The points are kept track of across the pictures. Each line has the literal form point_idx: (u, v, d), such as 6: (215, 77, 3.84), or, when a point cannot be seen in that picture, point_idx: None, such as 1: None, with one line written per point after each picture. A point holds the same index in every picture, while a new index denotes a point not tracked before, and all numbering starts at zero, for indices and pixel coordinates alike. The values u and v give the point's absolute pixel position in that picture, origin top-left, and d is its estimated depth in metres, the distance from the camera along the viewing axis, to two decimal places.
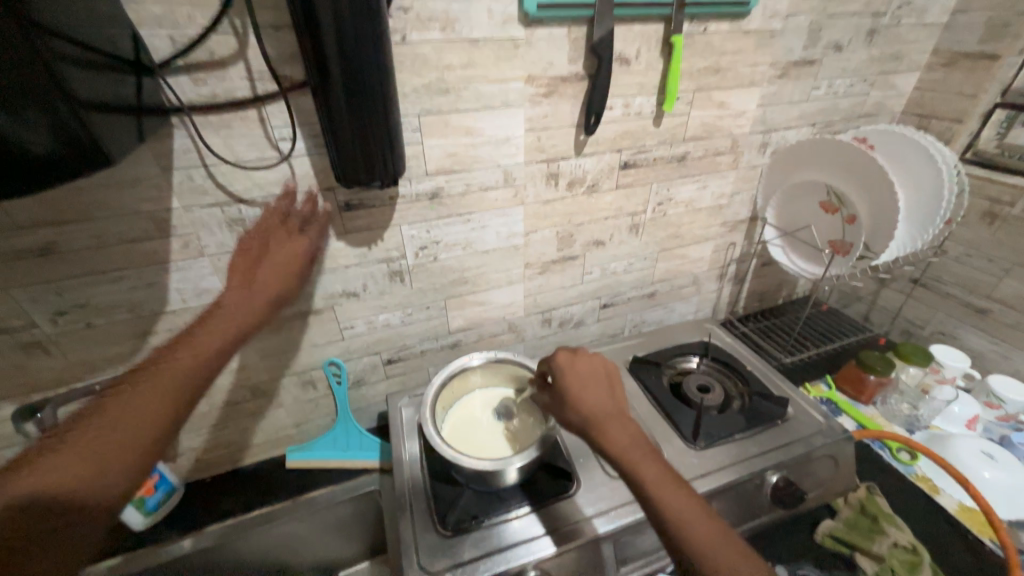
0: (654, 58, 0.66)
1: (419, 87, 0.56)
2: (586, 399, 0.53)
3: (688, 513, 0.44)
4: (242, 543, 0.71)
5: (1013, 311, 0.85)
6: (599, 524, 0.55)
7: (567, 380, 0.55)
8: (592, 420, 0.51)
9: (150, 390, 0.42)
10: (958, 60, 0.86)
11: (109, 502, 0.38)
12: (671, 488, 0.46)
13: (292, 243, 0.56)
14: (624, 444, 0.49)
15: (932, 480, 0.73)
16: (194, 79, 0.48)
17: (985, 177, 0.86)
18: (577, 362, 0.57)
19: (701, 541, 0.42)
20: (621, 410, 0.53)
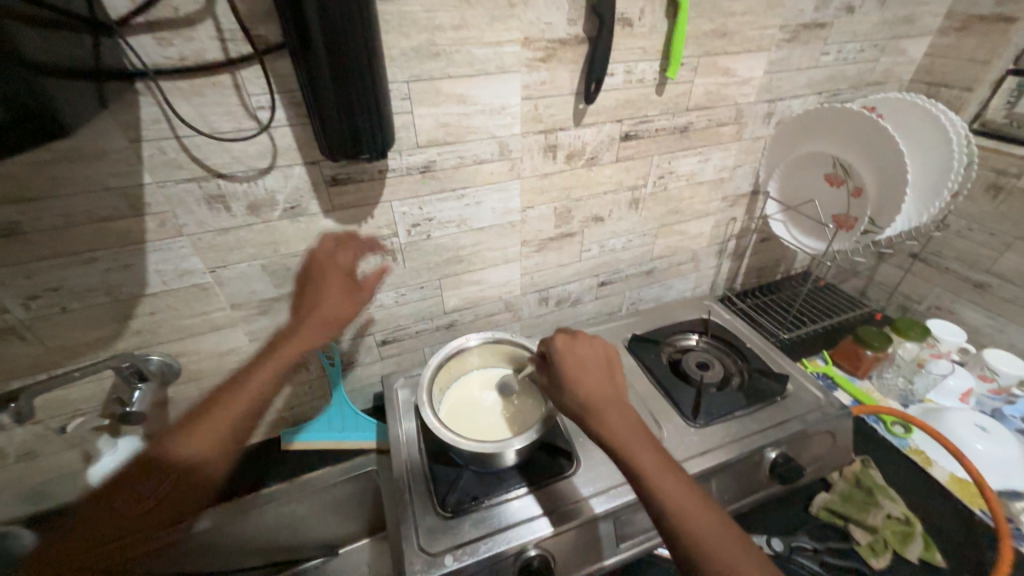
0: (659, 20, 0.62)
1: (408, 50, 0.52)
2: (583, 383, 0.52)
3: (682, 495, 0.44)
4: (240, 525, 0.71)
5: (1012, 285, 0.85)
6: (597, 504, 0.54)
7: (565, 364, 0.54)
8: (589, 404, 0.51)
9: (245, 389, 0.50)
10: (972, 24, 0.82)
11: (199, 455, 0.46)
12: (666, 471, 0.46)
13: (341, 260, 0.60)
14: (619, 428, 0.49)
15: (925, 452, 0.74)
16: (159, 39, 0.44)
17: (993, 148, 0.83)
18: (576, 347, 0.56)
19: (694, 523, 0.42)
20: (618, 395, 0.52)
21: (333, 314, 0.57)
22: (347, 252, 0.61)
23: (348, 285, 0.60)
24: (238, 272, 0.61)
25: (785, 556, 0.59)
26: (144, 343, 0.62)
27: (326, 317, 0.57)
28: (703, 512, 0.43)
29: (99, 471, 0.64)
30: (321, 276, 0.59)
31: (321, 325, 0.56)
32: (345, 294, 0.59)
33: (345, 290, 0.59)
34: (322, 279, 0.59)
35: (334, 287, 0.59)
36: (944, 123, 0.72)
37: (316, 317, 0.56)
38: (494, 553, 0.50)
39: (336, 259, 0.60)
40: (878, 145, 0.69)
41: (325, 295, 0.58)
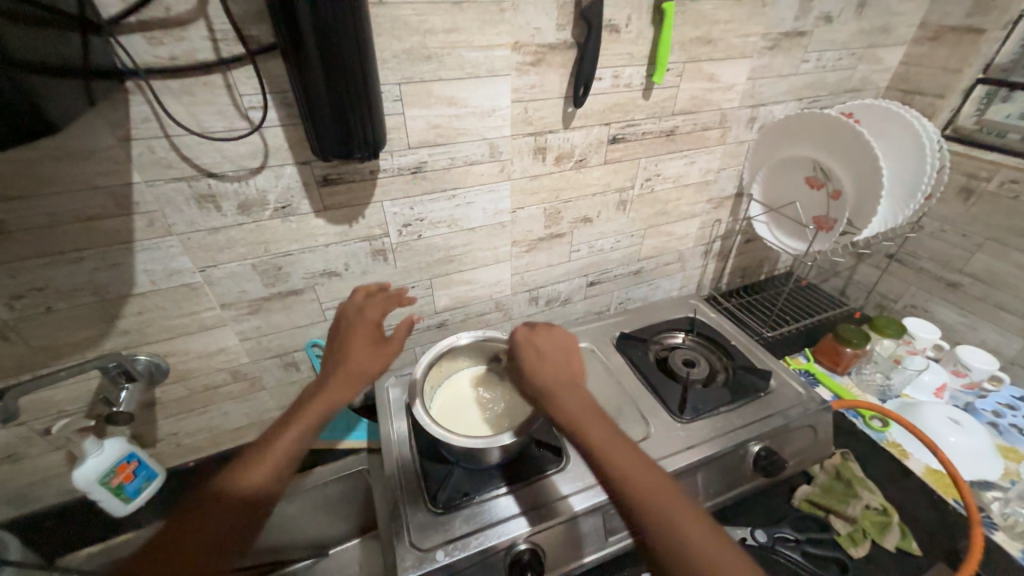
0: (645, 26, 0.64)
1: (400, 53, 0.53)
2: (541, 372, 0.55)
3: (634, 467, 0.45)
4: None
5: (983, 284, 0.88)
6: (576, 501, 0.55)
7: (525, 356, 0.57)
8: (546, 390, 0.53)
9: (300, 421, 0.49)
10: (944, 34, 0.86)
11: (255, 490, 0.44)
12: (618, 445, 0.47)
13: (368, 315, 0.60)
14: (574, 408, 0.50)
15: (902, 445, 0.77)
16: (150, 39, 0.44)
17: (964, 153, 0.87)
18: (536, 341, 0.59)
19: (647, 492, 0.43)
20: (575, 381, 0.54)
21: (362, 368, 0.54)
22: (375, 306, 0.61)
23: (374, 338, 0.58)
24: (228, 272, 0.61)
25: (769, 547, 0.60)
26: (131, 344, 0.61)
27: (355, 371, 0.54)
28: (655, 481, 0.44)
29: (90, 475, 0.62)
30: (347, 333, 0.58)
31: (349, 381, 0.53)
32: (372, 345, 0.57)
33: (372, 343, 0.57)
34: (347, 336, 0.57)
35: (360, 343, 0.56)
36: (917, 128, 0.74)
37: (344, 372, 0.53)
38: (485, 548, 0.50)
39: (363, 313, 0.60)
40: (855, 150, 0.72)
41: (350, 351, 0.55)
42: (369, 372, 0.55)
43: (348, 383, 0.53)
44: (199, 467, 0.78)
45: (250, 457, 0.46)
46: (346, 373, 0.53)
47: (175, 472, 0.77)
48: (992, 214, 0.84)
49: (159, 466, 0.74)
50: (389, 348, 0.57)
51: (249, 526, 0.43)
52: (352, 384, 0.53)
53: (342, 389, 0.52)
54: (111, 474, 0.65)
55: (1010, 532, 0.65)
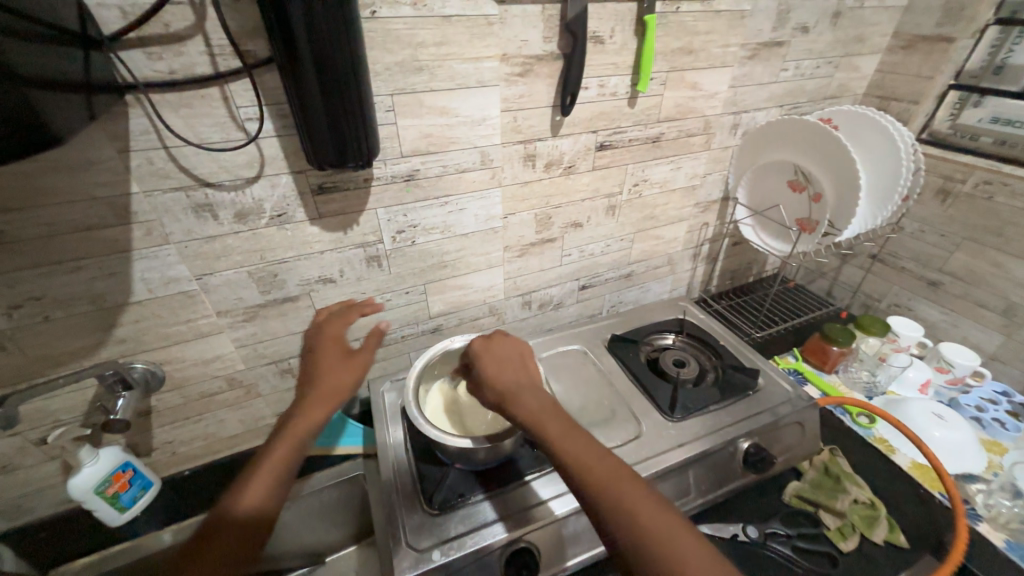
0: (628, 38, 0.66)
1: (392, 65, 0.55)
2: (499, 375, 0.54)
3: (595, 462, 0.46)
4: None
5: (962, 282, 0.91)
6: (555, 506, 0.55)
7: (481, 362, 0.56)
8: (505, 392, 0.52)
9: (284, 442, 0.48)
10: (916, 43, 0.89)
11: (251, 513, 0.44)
12: (578, 441, 0.47)
13: (334, 331, 0.58)
14: (534, 408, 0.50)
15: (888, 441, 0.79)
16: (149, 54, 0.46)
17: (939, 156, 0.90)
18: (491, 345, 0.58)
19: (608, 485, 0.44)
20: (532, 381, 0.54)
21: (336, 384, 0.53)
22: (341, 320, 0.59)
23: (342, 352, 0.56)
24: (224, 279, 0.62)
25: (759, 543, 0.61)
26: (128, 352, 0.62)
27: (328, 387, 0.53)
28: (617, 477, 0.45)
29: (84, 483, 0.63)
30: (314, 352, 0.56)
31: (325, 397, 0.52)
32: (342, 360, 0.55)
33: (341, 358, 0.55)
34: (315, 355, 0.55)
35: (330, 359, 0.55)
36: (892, 132, 0.77)
37: (317, 390, 0.52)
38: (481, 547, 0.51)
39: (329, 330, 0.58)
40: (834, 154, 0.74)
41: (320, 370, 0.54)
42: (343, 386, 0.53)
43: (323, 400, 0.52)
44: (194, 475, 0.78)
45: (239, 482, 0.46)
46: (321, 390, 0.52)
47: (171, 481, 0.77)
48: (968, 214, 0.87)
49: (154, 475, 0.75)
50: (362, 358, 0.56)
51: (250, 546, 0.43)
52: (329, 400, 0.52)
53: (318, 406, 0.51)
54: (106, 484, 0.66)
55: (994, 523, 0.67)
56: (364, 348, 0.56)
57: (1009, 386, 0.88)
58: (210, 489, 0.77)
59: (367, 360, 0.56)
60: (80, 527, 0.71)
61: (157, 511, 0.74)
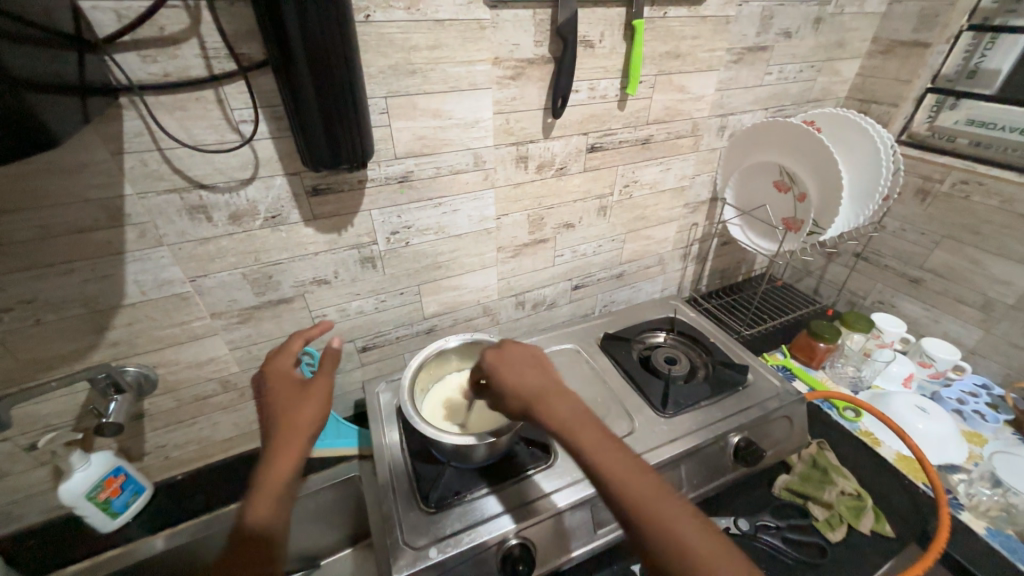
0: (618, 42, 0.68)
1: (386, 68, 0.55)
2: (524, 382, 0.54)
3: (631, 475, 0.46)
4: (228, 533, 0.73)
5: (942, 279, 0.94)
6: (558, 498, 0.56)
7: (504, 369, 0.55)
8: (532, 400, 0.52)
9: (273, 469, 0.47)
10: (894, 48, 0.92)
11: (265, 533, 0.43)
12: (611, 452, 0.48)
13: (282, 367, 0.57)
14: (565, 419, 0.50)
15: (874, 434, 0.81)
16: (143, 56, 0.46)
17: (918, 157, 0.93)
18: (511, 352, 0.58)
19: (644, 500, 0.44)
20: (559, 389, 0.54)
21: (303, 411, 0.51)
22: (284, 354, 0.58)
23: (299, 382, 0.55)
24: (219, 281, 0.62)
25: (750, 535, 0.63)
26: (120, 355, 0.62)
27: (297, 417, 0.51)
28: (651, 488, 0.45)
29: (76, 488, 0.63)
30: (269, 391, 0.54)
31: (296, 427, 0.50)
32: (300, 388, 0.54)
33: (298, 386, 0.54)
34: (270, 392, 0.54)
35: (285, 391, 0.54)
36: (873, 134, 0.80)
37: (285, 424, 0.50)
38: (476, 543, 0.52)
39: (277, 366, 0.56)
40: (816, 155, 0.76)
41: (280, 403, 0.52)
42: (311, 411, 0.52)
43: (296, 429, 0.50)
44: (188, 480, 0.78)
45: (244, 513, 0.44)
46: (289, 422, 0.50)
47: (164, 486, 0.77)
48: (947, 213, 0.90)
49: (147, 480, 0.74)
50: (322, 380, 0.55)
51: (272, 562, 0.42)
52: (302, 428, 0.50)
53: (292, 436, 0.49)
54: (98, 489, 0.66)
55: (975, 512, 0.69)
56: (318, 373, 0.56)
57: (988, 378, 0.91)
58: (203, 494, 0.76)
59: (325, 381, 0.55)
60: (71, 533, 0.70)
61: (150, 516, 0.73)
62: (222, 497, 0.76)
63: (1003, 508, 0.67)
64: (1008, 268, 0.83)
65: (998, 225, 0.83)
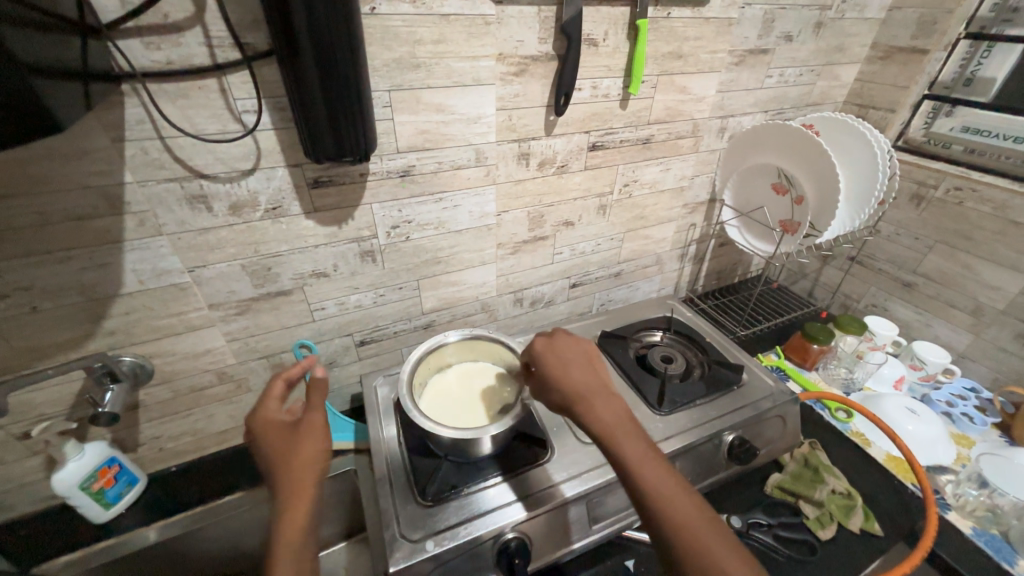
0: (621, 41, 0.68)
1: (390, 61, 0.55)
2: (569, 379, 0.55)
3: (666, 485, 0.46)
4: (224, 522, 0.73)
5: (934, 284, 0.95)
6: (567, 488, 0.57)
7: (551, 363, 0.57)
8: (576, 398, 0.53)
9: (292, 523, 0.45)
10: (893, 54, 0.93)
11: None
12: (649, 460, 0.48)
13: (267, 411, 0.53)
14: (606, 420, 0.51)
15: (864, 434, 0.82)
16: (147, 43, 0.45)
17: (913, 163, 0.94)
18: (562, 347, 0.59)
19: (676, 512, 0.44)
20: (605, 390, 0.55)
21: (306, 456, 0.49)
22: (269, 398, 0.54)
23: (291, 424, 0.51)
24: (217, 272, 0.61)
25: (743, 532, 0.63)
26: (117, 344, 0.61)
27: (301, 464, 0.48)
28: (683, 500, 0.45)
29: (69, 479, 0.63)
30: (260, 440, 0.50)
31: (303, 474, 0.48)
32: (295, 430, 0.51)
33: (292, 428, 0.51)
34: (263, 441, 0.50)
35: (281, 437, 0.50)
36: (870, 139, 0.81)
37: (291, 474, 0.47)
38: (473, 537, 0.52)
39: (262, 411, 0.52)
40: (814, 158, 0.77)
41: (280, 451, 0.49)
42: (314, 453, 0.49)
43: (305, 477, 0.47)
44: (182, 471, 0.78)
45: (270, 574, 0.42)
46: (295, 472, 0.47)
47: (158, 477, 0.77)
48: (940, 218, 0.92)
49: (141, 471, 0.74)
50: (316, 416, 0.52)
51: None
52: (311, 474, 0.48)
53: (302, 485, 0.47)
54: (92, 479, 0.65)
55: (961, 511, 0.70)
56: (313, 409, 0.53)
57: (977, 382, 0.92)
58: (198, 485, 0.76)
59: (321, 418, 0.53)
60: (63, 523, 0.70)
61: (144, 507, 0.73)
62: (217, 489, 0.76)
63: (988, 509, 0.68)
64: (999, 274, 0.84)
65: (991, 231, 0.84)
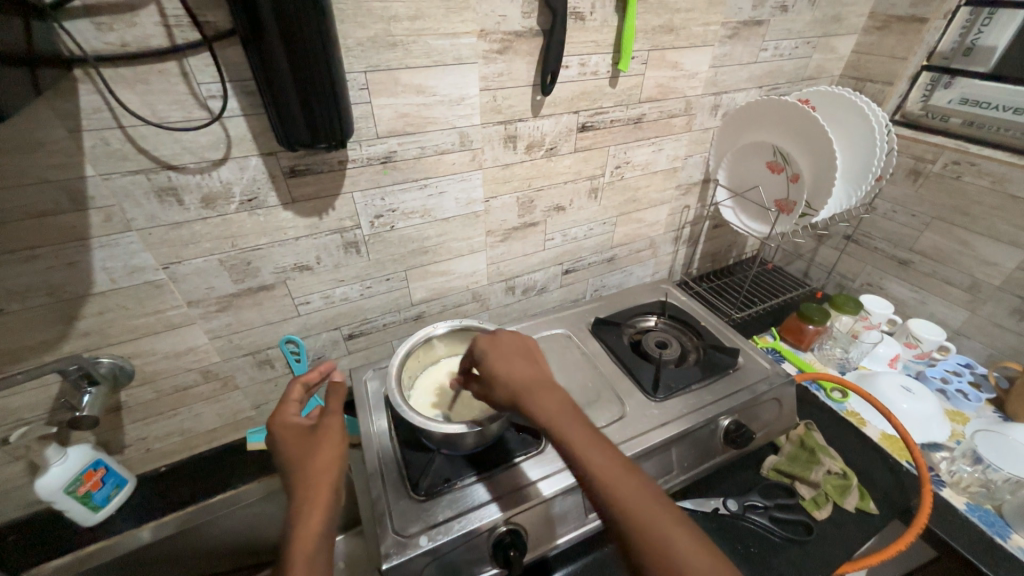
0: (609, 14, 0.65)
1: (364, 40, 0.52)
2: (511, 374, 0.54)
3: (611, 464, 0.45)
4: (217, 519, 0.73)
5: (930, 261, 0.94)
6: (544, 487, 0.56)
7: (493, 358, 0.56)
8: (519, 390, 0.52)
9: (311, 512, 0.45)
10: (891, 24, 0.90)
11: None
12: (595, 446, 0.47)
13: (288, 418, 0.53)
14: (550, 408, 0.50)
15: (860, 414, 0.82)
16: (98, 24, 0.42)
17: (911, 137, 0.92)
18: (500, 342, 0.58)
19: (623, 490, 0.43)
20: (545, 380, 0.54)
21: (322, 459, 0.48)
22: (288, 404, 0.55)
23: (308, 429, 0.52)
24: (193, 268, 0.59)
25: (739, 515, 0.63)
26: (92, 345, 0.59)
27: (317, 468, 0.48)
28: (632, 479, 0.44)
29: (53, 483, 0.62)
30: (280, 446, 0.50)
31: (319, 477, 0.47)
32: (311, 435, 0.51)
33: (309, 434, 0.51)
34: (282, 443, 0.50)
35: (298, 439, 0.51)
36: (867, 112, 0.78)
37: (308, 478, 0.47)
38: (467, 530, 0.51)
39: (282, 419, 0.53)
40: (811, 133, 0.74)
41: (298, 451, 0.49)
42: (330, 455, 0.49)
43: (321, 479, 0.47)
44: (172, 471, 0.76)
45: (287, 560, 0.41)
46: (311, 474, 0.47)
47: (147, 478, 0.75)
48: (937, 194, 0.90)
49: (129, 472, 0.73)
50: (332, 420, 0.52)
51: None
52: (327, 476, 0.47)
53: (318, 487, 0.46)
54: (77, 483, 0.64)
55: (956, 488, 0.70)
56: (330, 411, 0.53)
57: (972, 358, 0.92)
58: (189, 485, 0.75)
59: (337, 420, 0.53)
60: (54, 527, 0.69)
61: (133, 508, 0.72)
62: (209, 487, 0.75)
63: (982, 484, 0.68)
64: (996, 249, 0.83)
65: (988, 206, 0.83)
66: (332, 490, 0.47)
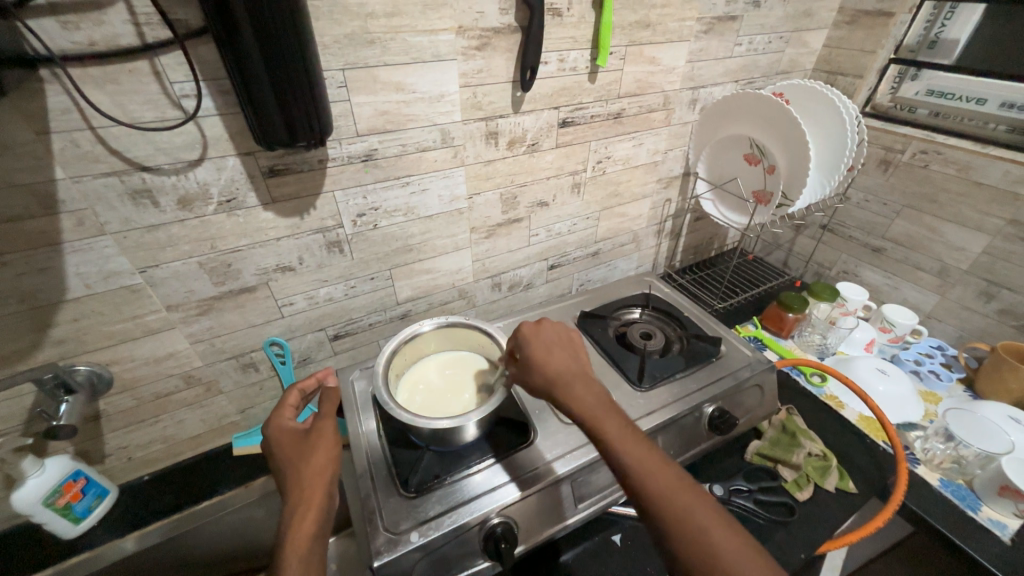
0: (586, 11, 0.66)
1: (341, 38, 0.52)
2: (551, 363, 0.56)
3: (648, 456, 0.46)
4: (203, 526, 0.71)
5: (902, 247, 0.97)
6: (534, 479, 0.56)
7: (535, 349, 0.58)
8: (561, 383, 0.54)
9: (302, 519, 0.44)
10: (859, 18, 0.93)
11: None
12: (635, 444, 0.47)
13: (283, 422, 0.53)
14: (588, 402, 0.52)
15: (839, 397, 0.85)
16: (64, 23, 0.41)
17: (881, 128, 0.95)
18: (545, 332, 0.60)
19: (659, 480, 0.44)
20: (585, 376, 0.55)
21: (317, 462, 0.48)
22: (283, 408, 0.55)
23: (303, 433, 0.51)
24: (172, 272, 0.58)
25: (724, 500, 0.64)
26: (68, 353, 0.58)
27: (311, 473, 0.48)
28: (670, 477, 0.45)
29: (32, 494, 0.61)
30: (276, 451, 0.50)
31: (314, 481, 0.47)
32: (306, 439, 0.51)
33: (304, 438, 0.51)
34: (276, 449, 0.50)
35: (291, 445, 0.50)
36: (838, 104, 0.80)
37: (301, 481, 0.47)
38: (458, 525, 0.51)
39: (278, 423, 0.52)
40: (786, 127, 0.76)
41: (292, 456, 0.49)
42: (324, 459, 0.49)
43: (317, 483, 0.47)
44: (156, 479, 0.75)
45: (278, 564, 0.42)
46: (304, 479, 0.47)
47: (130, 487, 0.74)
48: (906, 183, 0.93)
49: (110, 483, 0.71)
50: (326, 424, 0.52)
51: None
52: (322, 480, 0.47)
53: (312, 490, 0.46)
54: (56, 495, 0.63)
55: (929, 465, 0.73)
56: (324, 415, 0.53)
57: (942, 341, 0.96)
58: (174, 492, 0.74)
59: (330, 424, 0.52)
60: (32, 543, 0.68)
61: (115, 520, 0.70)
62: (195, 494, 0.74)
63: (954, 460, 0.72)
64: (962, 234, 0.87)
65: (954, 193, 0.86)
66: (326, 493, 0.47)
